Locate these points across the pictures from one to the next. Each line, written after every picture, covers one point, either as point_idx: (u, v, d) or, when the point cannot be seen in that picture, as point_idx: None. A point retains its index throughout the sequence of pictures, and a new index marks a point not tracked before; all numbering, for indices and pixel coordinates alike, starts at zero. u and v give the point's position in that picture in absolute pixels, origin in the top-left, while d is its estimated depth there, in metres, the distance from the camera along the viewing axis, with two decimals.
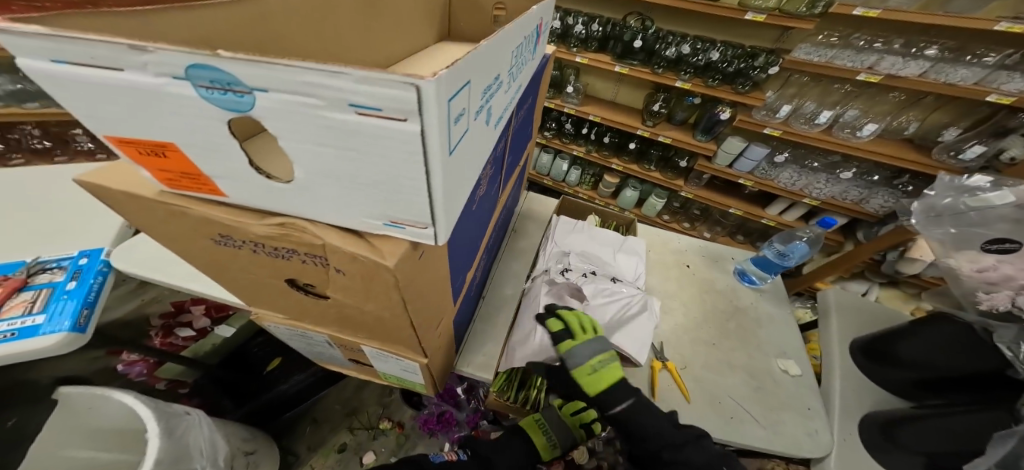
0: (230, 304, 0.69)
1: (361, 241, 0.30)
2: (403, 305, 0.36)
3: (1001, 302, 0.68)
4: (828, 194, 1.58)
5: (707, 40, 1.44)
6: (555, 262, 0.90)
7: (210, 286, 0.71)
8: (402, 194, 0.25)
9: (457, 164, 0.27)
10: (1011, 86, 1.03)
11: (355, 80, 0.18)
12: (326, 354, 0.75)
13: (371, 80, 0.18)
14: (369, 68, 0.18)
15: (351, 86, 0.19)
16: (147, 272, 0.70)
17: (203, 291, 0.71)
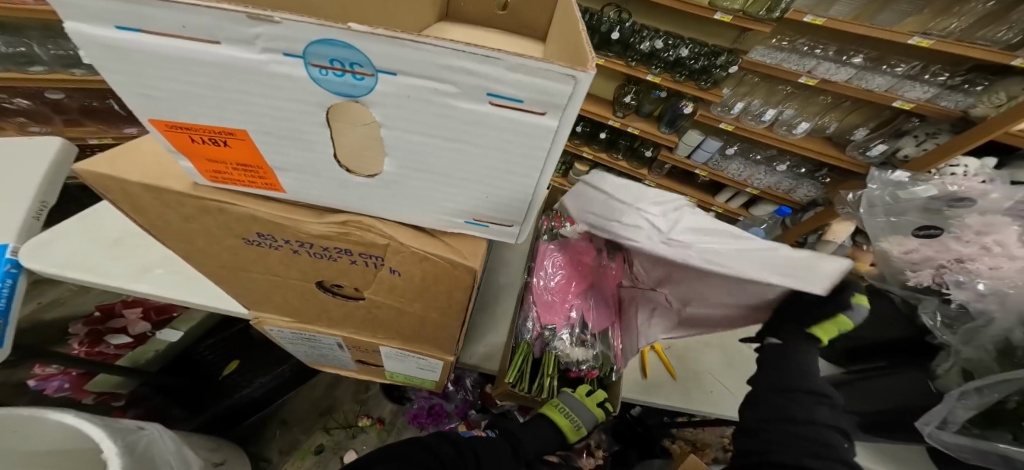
0: (196, 305, 0.61)
1: (431, 238, 0.29)
2: (464, 304, 0.36)
3: (925, 279, 0.75)
4: (766, 184, 1.75)
5: (677, 36, 1.48)
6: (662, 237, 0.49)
7: (162, 286, 0.60)
8: (502, 190, 0.24)
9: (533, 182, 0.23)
10: (913, 95, 1.20)
11: (508, 68, 0.16)
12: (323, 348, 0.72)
13: (525, 68, 0.16)
14: (530, 55, 0.15)
15: (500, 74, 0.16)
16: (79, 272, 0.58)
17: (153, 293, 0.60)
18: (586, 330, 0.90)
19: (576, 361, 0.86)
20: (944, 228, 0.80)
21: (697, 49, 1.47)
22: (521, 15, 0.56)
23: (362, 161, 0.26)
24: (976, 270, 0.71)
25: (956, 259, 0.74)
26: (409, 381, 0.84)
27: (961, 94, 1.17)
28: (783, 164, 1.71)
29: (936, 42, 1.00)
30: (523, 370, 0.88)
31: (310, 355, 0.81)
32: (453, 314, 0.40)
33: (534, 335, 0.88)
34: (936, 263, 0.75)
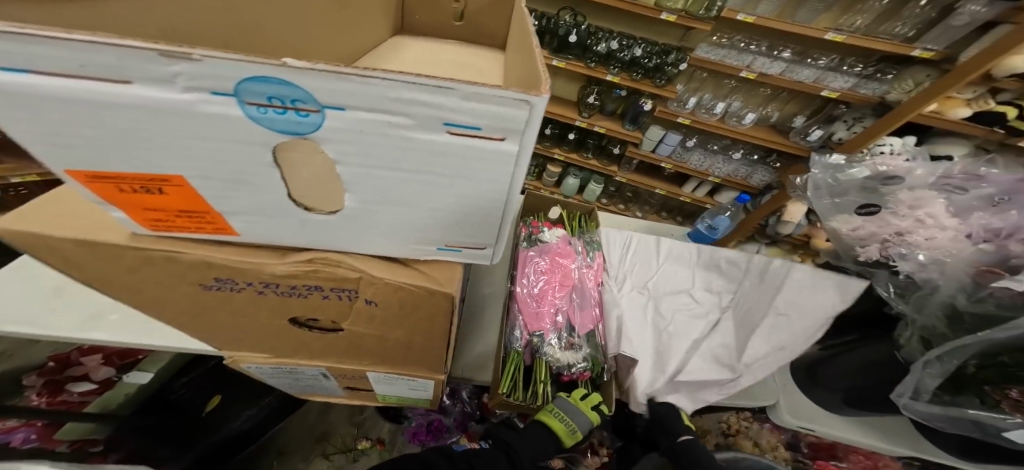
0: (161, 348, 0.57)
1: (405, 268, 0.28)
2: (446, 330, 0.36)
3: (873, 254, 0.73)
4: (726, 173, 1.84)
5: (630, 37, 1.58)
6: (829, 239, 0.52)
7: (120, 331, 0.56)
8: (472, 215, 0.23)
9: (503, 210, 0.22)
10: (837, 85, 1.25)
11: (461, 98, 0.15)
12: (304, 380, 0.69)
13: (479, 95, 0.15)
14: (483, 83, 0.15)
15: (455, 103, 0.15)
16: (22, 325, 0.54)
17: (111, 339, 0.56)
18: (573, 333, 0.90)
19: (566, 365, 0.86)
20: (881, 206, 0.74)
21: (647, 49, 1.57)
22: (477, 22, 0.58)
23: (307, 196, 0.25)
24: (915, 242, 0.70)
25: (897, 233, 0.72)
26: (403, 401, 0.81)
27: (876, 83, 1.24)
28: (738, 151, 1.79)
29: (847, 37, 1.07)
30: (515, 378, 0.85)
31: (295, 386, 0.76)
32: (439, 340, 0.39)
33: (523, 344, 0.87)
34: (880, 237, 0.73)
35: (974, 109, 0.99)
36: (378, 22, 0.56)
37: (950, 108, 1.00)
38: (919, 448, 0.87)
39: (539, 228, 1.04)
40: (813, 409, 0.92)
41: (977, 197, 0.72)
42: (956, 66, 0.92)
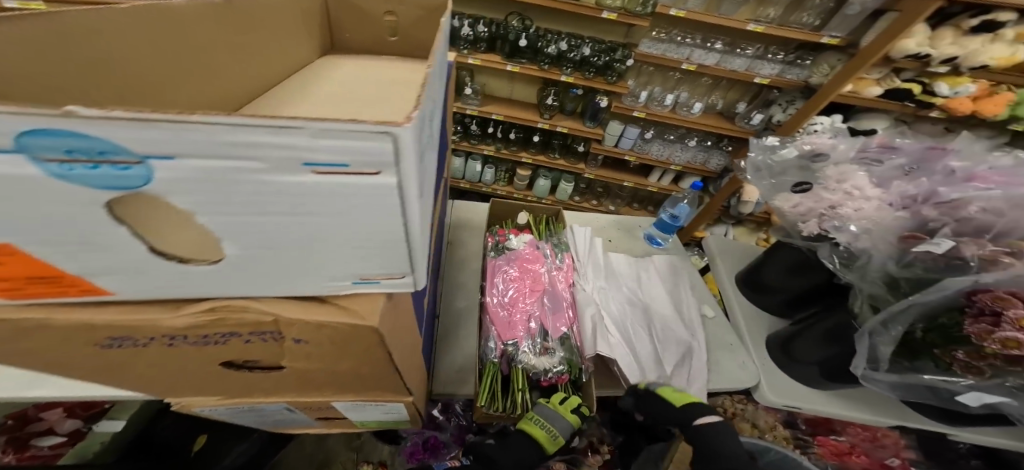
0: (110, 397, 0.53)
1: (323, 305, 0.27)
2: (389, 358, 0.34)
3: (814, 228, 0.75)
4: (685, 160, 1.91)
5: (577, 37, 1.63)
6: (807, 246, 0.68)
7: (60, 385, 0.52)
8: (376, 247, 0.22)
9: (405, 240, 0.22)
10: (767, 72, 1.45)
11: (313, 136, 0.14)
12: (271, 416, 0.66)
13: (330, 132, 0.14)
14: (328, 118, 0.14)
15: (309, 142, 0.15)
16: None
17: (57, 393, 0.52)
18: (547, 338, 0.90)
19: (542, 370, 0.85)
20: (813, 183, 0.78)
21: (596, 48, 1.62)
22: (412, 36, 0.58)
23: (183, 252, 0.27)
24: (844, 214, 0.71)
25: (830, 206, 0.74)
26: (383, 424, 0.77)
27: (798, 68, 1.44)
28: (692, 139, 1.86)
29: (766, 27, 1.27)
30: (493, 388, 0.85)
31: (266, 422, 0.72)
32: (388, 367, 0.37)
33: (498, 354, 0.87)
34: (817, 211, 0.76)
35: (884, 87, 1.15)
36: (304, 37, 0.55)
37: (863, 88, 1.16)
38: (902, 416, 0.91)
39: (505, 236, 1.04)
40: (791, 384, 0.93)
41: (891, 168, 0.74)
42: (861, 48, 1.07)
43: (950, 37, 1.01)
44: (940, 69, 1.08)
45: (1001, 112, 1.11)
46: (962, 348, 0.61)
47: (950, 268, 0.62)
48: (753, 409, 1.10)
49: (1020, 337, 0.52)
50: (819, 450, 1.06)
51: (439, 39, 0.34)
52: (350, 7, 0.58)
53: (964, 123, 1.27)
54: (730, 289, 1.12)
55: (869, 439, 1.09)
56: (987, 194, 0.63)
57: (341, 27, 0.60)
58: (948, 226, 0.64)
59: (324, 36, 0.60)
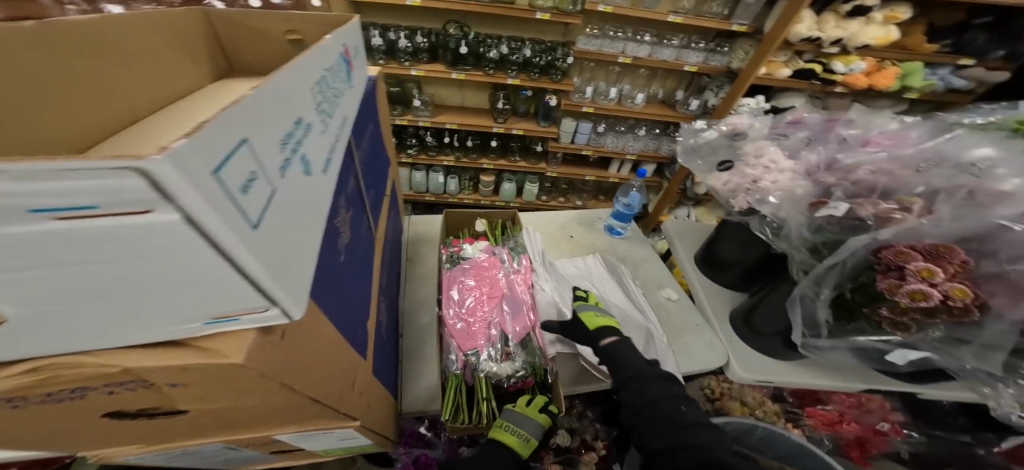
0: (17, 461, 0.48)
1: (182, 349, 0.25)
2: (287, 388, 0.33)
3: (743, 203, 0.76)
4: (638, 149, 1.97)
5: (517, 40, 1.65)
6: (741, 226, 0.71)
7: None
8: (210, 287, 0.21)
9: (233, 273, 0.20)
10: (694, 60, 1.59)
11: (22, 180, 0.13)
12: (220, 457, 0.63)
13: (49, 171, 0.13)
14: (36, 157, 0.12)
15: (27, 189, 0.13)
16: None
17: None
18: (508, 343, 0.89)
19: (506, 377, 0.86)
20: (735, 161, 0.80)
21: (537, 49, 1.65)
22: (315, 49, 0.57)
23: None
24: (764, 187, 0.72)
25: (753, 181, 0.75)
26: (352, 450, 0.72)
27: (720, 55, 1.59)
28: (641, 129, 1.91)
29: (684, 17, 1.45)
30: (458, 401, 0.83)
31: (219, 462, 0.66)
32: (298, 396, 0.37)
33: (460, 366, 0.86)
34: (741, 187, 0.76)
35: (791, 68, 1.41)
36: (182, 58, 0.50)
37: (776, 70, 1.41)
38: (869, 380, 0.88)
39: (460, 246, 1.05)
40: (759, 359, 0.91)
41: (796, 140, 0.78)
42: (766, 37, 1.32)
43: (833, 21, 1.30)
44: (831, 49, 1.34)
45: (891, 83, 1.37)
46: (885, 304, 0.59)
47: (846, 230, 0.64)
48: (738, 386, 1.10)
49: (927, 289, 0.52)
50: (811, 423, 1.04)
51: (310, 54, 0.33)
52: (243, 27, 0.56)
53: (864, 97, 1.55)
54: (690, 269, 1.13)
55: (854, 405, 1.07)
56: (875, 158, 0.70)
57: (234, 47, 0.58)
58: (839, 188, 0.68)
59: (219, 58, 0.58)
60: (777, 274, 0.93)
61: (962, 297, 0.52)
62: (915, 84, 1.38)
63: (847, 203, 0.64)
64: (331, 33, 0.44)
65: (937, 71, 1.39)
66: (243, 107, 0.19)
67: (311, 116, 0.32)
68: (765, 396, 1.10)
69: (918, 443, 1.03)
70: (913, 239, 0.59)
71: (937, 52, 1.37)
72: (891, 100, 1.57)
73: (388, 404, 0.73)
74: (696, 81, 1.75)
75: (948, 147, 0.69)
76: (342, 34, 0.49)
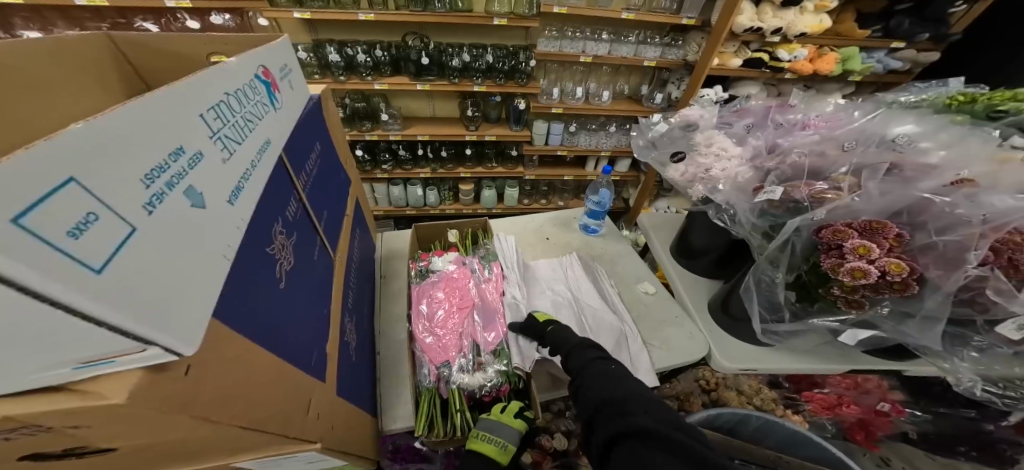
0: None
1: (61, 393, 0.24)
2: (204, 421, 0.31)
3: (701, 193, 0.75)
4: (612, 145, 1.99)
5: (478, 47, 1.65)
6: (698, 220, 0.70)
7: None
8: (58, 334, 0.19)
9: (74, 316, 0.19)
10: (651, 55, 1.62)
11: None
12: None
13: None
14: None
15: None
16: None
17: None
18: (480, 353, 0.87)
19: (478, 386, 0.83)
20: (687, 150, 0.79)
21: (498, 54, 1.66)
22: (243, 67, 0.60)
23: None
24: (715, 176, 0.73)
25: (704, 170, 0.75)
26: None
27: (676, 49, 1.63)
28: (612, 125, 1.94)
29: (637, 13, 1.48)
30: (432, 415, 0.81)
31: None
32: (223, 428, 0.34)
33: (433, 379, 0.84)
34: (695, 177, 0.77)
35: (741, 58, 1.45)
36: (84, 84, 0.49)
37: (727, 60, 1.45)
38: (852, 361, 0.85)
39: (429, 259, 1.04)
40: (740, 347, 0.88)
41: (740, 128, 0.79)
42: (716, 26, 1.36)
43: (771, 12, 1.34)
44: (774, 39, 1.40)
45: (833, 67, 1.43)
46: (833, 283, 0.58)
47: (791, 212, 0.65)
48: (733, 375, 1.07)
49: (865, 266, 0.53)
50: (810, 407, 1.00)
51: (196, 81, 0.33)
52: (156, 52, 0.57)
53: (815, 82, 1.61)
54: (668, 262, 1.11)
55: (851, 386, 1.01)
56: (808, 140, 0.72)
57: (150, 72, 0.59)
58: (776, 172, 0.70)
59: (132, 82, 0.58)
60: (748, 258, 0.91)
61: (898, 272, 0.52)
62: (853, 68, 1.44)
63: (781, 187, 0.65)
64: (238, 57, 0.44)
65: (873, 54, 1.46)
66: (63, 144, 0.18)
67: (203, 145, 0.32)
68: (761, 383, 1.07)
69: (924, 422, 0.96)
70: (847, 217, 0.60)
71: (869, 37, 1.43)
72: (840, 83, 1.63)
73: (363, 423, 0.71)
74: (657, 75, 1.78)
75: (875, 124, 0.73)
76: (254, 57, 0.49)
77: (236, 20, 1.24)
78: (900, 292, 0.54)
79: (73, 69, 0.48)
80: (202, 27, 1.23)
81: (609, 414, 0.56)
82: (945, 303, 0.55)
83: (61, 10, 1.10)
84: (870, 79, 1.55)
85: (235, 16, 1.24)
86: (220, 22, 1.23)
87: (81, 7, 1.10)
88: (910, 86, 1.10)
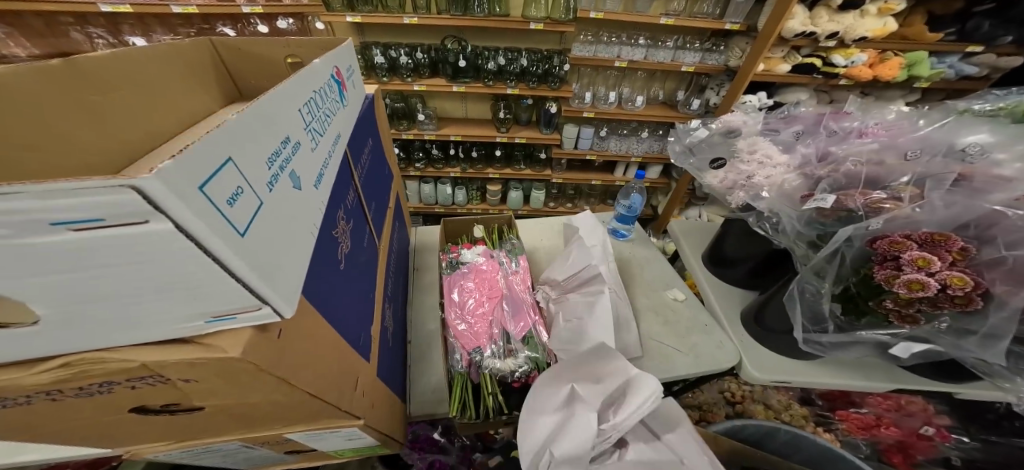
0: (83, 457, 0.53)
1: (193, 345, 0.27)
2: (285, 381, 0.34)
3: (739, 200, 0.75)
4: (643, 151, 1.97)
5: (513, 50, 1.68)
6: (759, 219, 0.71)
7: (39, 450, 0.56)
8: (211, 287, 0.23)
9: (227, 276, 0.23)
10: (690, 60, 1.60)
11: (36, 197, 0.16)
12: (242, 459, 0.65)
13: (58, 191, 0.16)
14: (46, 182, 0.15)
15: (38, 204, 0.16)
16: None
17: (35, 458, 0.55)
18: (510, 340, 0.87)
19: (510, 372, 0.82)
20: (727, 157, 0.78)
21: (533, 58, 1.69)
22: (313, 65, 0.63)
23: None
24: (758, 183, 0.72)
25: (748, 177, 0.74)
26: (361, 452, 0.73)
27: (717, 54, 1.61)
28: (644, 131, 1.92)
29: (675, 19, 1.47)
30: (464, 400, 0.80)
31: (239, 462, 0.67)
32: (297, 390, 0.37)
33: (464, 364, 0.83)
34: (738, 184, 0.76)
35: (790, 63, 1.42)
36: (196, 86, 0.55)
37: (774, 66, 1.43)
38: (896, 378, 0.81)
39: (458, 252, 1.05)
40: (776, 358, 0.84)
41: (788, 135, 0.78)
42: (762, 32, 1.34)
43: (826, 16, 1.29)
44: (829, 43, 1.35)
45: (897, 73, 1.38)
46: (887, 296, 0.56)
47: (842, 221, 0.63)
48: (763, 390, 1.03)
49: (923, 278, 0.51)
50: (844, 426, 0.92)
51: (295, 79, 0.38)
52: (245, 55, 0.63)
53: (875, 88, 1.56)
54: (697, 266, 1.06)
55: (892, 408, 0.96)
56: (865, 148, 0.70)
57: (242, 73, 0.65)
58: (828, 181, 0.68)
59: (228, 84, 0.64)
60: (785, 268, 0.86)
61: (961, 285, 0.50)
62: (922, 73, 1.39)
63: (834, 195, 0.64)
64: (321, 59, 0.50)
65: (945, 59, 1.39)
66: (223, 133, 0.22)
67: (299, 135, 0.36)
68: (791, 399, 1.00)
69: (972, 449, 0.88)
70: (907, 227, 0.58)
71: (941, 40, 1.35)
72: (904, 90, 1.57)
73: (394, 407, 0.73)
74: (696, 80, 1.75)
75: (940, 133, 0.70)
76: (331, 57, 0.54)
77: (298, 24, 1.33)
78: (962, 307, 0.52)
79: (190, 78, 0.54)
80: (269, 32, 1.32)
81: None
82: (1012, 322, 0.52)
83: (160, 18, 1.20)
84: (940, 85, 1.49)
85: (296, 20, 1.33)
86: (284, 26, 1.31)
87: (176, 15, 1.20)
88: (987, 94, 1.05)
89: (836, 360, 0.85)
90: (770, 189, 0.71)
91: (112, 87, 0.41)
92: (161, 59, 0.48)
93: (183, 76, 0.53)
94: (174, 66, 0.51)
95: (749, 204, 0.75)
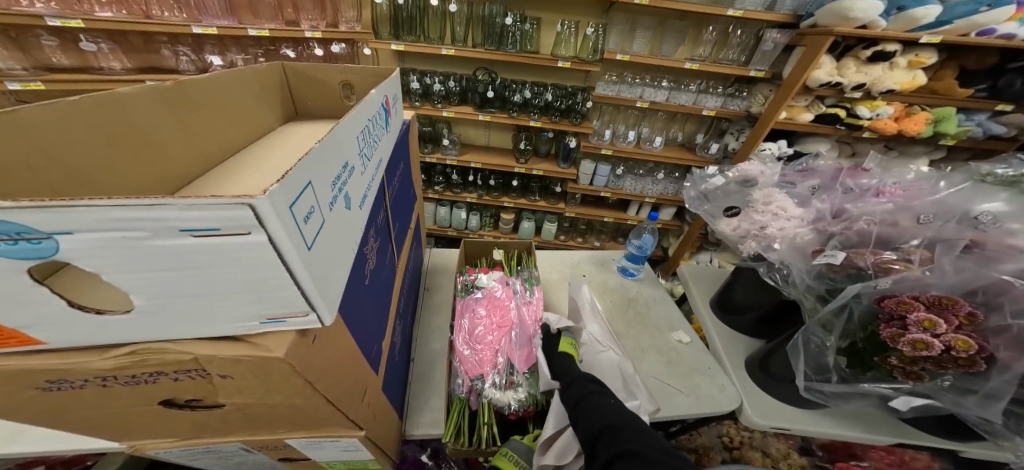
0: (88, 448, 0.55)
1: (242, 342, 0.31)
2: (311, 386, 0.37)
3: (751, 249, 0.76)
4: (657, 192, 2.00)
5: (540, 85, 1.77)
6: (771, 269, 0.72)
7: (41, 438, 0.58)
8: (276, 290, 0.26)
9: (292, 282, 0.26)
10: (711, 104, 1.66)
11: (179, 210, 0.20)
12: (240, 462, 0.66)
13: (197, 205, 0.20)
14: (193, 198, 0.19)
15: (177, 214, 0.20)
16: None
17: (30, 447, 0.58)
18: (513, 371, 0.89)
19: (507, 404, 0.84)
20: (741, 206, 0.80)
21: (557, 93, 1.77)
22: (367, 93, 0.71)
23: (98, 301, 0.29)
24: (771, 234, 0.74)
25: (760, 227, 0.76)
26: (350, 466, 0.73)
27: (739, 100, 1.66)
28: (660, 173, 1.96)
29: (700, 64, 1.53)
30: (459, 425, 0.81)
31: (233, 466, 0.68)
32: (317, 395, 0.40)
33: (465, 390, 0.87)
34: (750, 232, 0.78)
35: (813, 112, 1.45)
36: (263, 105, 0.62)
37: (797, 114, 1.46)
38: (901, 434, 0.78)
39: (476, 275, 1.08)
40: (782, 409, 0.82)
41: (804, 188, 0.80)
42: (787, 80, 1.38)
43: (854, 67, 1.32)
44: (854, 94, 1.38)
45: (923, 128, 1.41)
46: (892, 353, 0.57)
47: (852, 278, 0.64)
48: (761, 435, 0.95)
49: (926, 339, 0.52)
50: None
51: (357, 111, 0.43)
52: (308, 80, 0.70)
53: (898, 143, 1.58)
54: (705, 313, 1.05)
55: (896, 463, 0.89)
56: (880, 208, 0.72)
57: (303, 97, 0.72)
58: (840, 237, 0.70)
59: (288, 105, 0.71)
60: (795, 319, 0.86)
61: (965, 348, 0.51)
62: (949, 130, 1.40)
63: (843, 252, 0.65)
64: (376, 89, 0.56)
65: (972, 117, 1.41)
66: (308, 161, 0.27)
67: (354, 161, 0.41)
68: (791, 447, 0.94)
69: None
70: (916, 288, 0.59)
71: (968, 98, 1.35)
72: (926, 147, 1.58)
73: (393, 423, 0.73)
74: (715, 125, 1.80)
75: (956, 197, 0.71)
76: (384, 88, 0.60)
77: (349, 48, 1.42)
78: (966, 368, 0.53)
79: (260, 99, 0.61)
80: (323, 55, 1.43)
81: (607, 430, 0.59)
82: (1013, 385, 0.52)
83: (236, 39, 1.34)
84: (963, 143, 1.49)
85: (348, 46, 1.44)
86: (337, 51, 1.42)
87: (248, 37, 1.33)
88: (1008, 158, 1.05)
89: (836, 410, 0.83)
90: (783, 238, 0.73)
91: (199, 105, 0.47)
92: (240, 83, 0.55)
93: (255, 98, 0.59)
94: (251, 89, 0.58)
95: (759, 254, 0.76)
